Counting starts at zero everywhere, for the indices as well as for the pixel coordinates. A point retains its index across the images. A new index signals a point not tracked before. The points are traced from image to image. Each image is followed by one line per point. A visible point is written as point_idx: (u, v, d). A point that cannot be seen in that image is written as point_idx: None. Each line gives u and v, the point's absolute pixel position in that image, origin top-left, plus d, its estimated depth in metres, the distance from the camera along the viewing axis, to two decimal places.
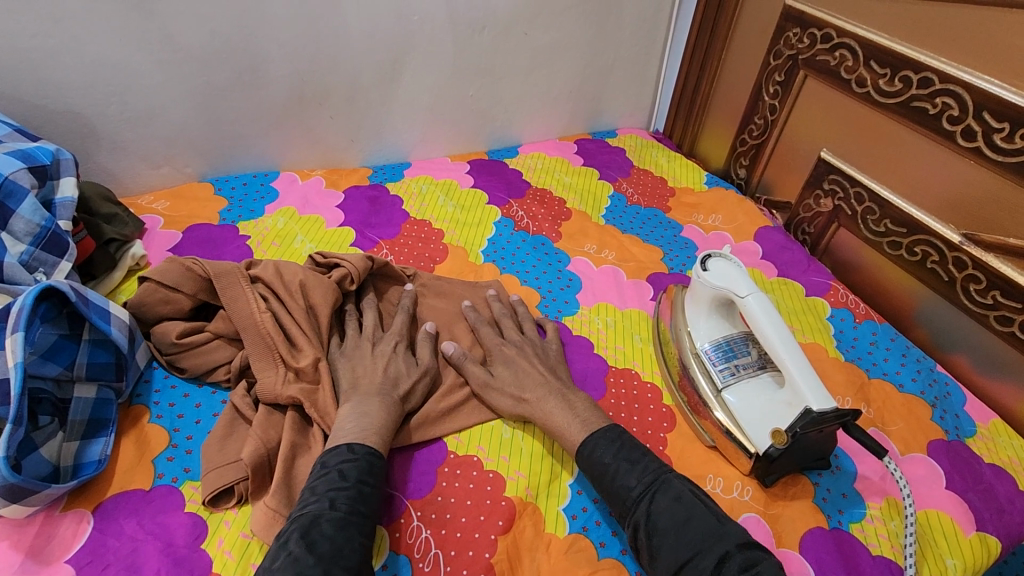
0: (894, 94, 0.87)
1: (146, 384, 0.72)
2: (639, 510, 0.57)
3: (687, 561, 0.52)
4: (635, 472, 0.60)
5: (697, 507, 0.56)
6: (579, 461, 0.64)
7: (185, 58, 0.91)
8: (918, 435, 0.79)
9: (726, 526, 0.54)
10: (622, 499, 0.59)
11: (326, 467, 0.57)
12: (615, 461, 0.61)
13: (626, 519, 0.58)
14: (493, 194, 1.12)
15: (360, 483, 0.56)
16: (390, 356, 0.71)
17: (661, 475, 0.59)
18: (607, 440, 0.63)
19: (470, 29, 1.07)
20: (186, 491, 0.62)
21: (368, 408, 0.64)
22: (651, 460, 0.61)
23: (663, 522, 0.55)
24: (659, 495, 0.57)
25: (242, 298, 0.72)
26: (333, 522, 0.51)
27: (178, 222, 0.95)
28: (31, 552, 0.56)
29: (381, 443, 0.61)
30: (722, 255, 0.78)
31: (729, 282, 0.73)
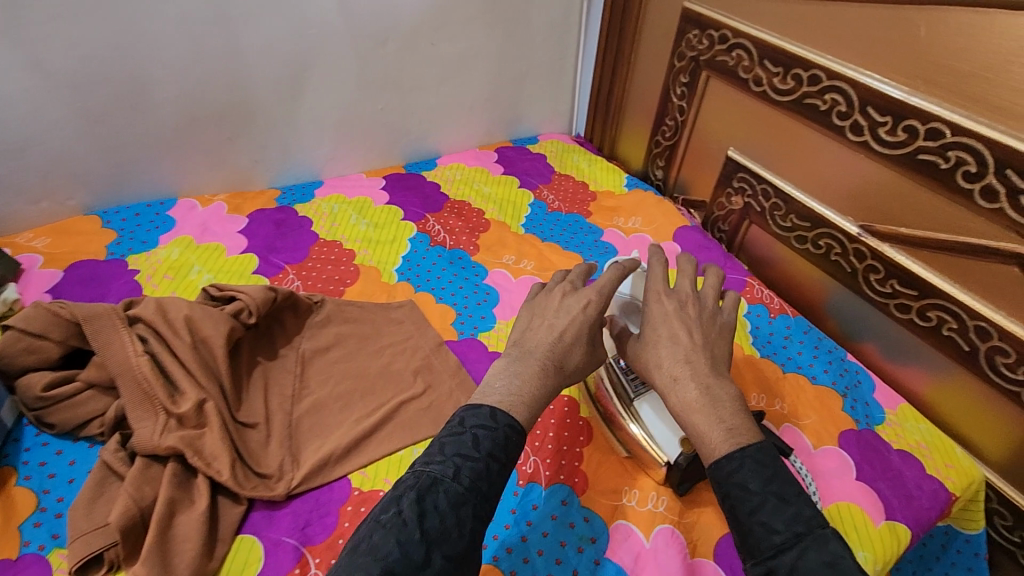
0: (787, 92, 0.88)
1: (13, 444, 0.66)
2: (780, 562, 0.43)
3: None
4: (784, 514, 0.45)
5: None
6: (710, 473, 0.50)
7: (55, 84, 0.85)
8: (830, 427, 0.80)
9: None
10: (758, 538, 0.45)
11: (463, 426, 0.49)
12: (763, 494, 0.46)
13: (755, 560, 0.45)
14: (408, 209, 1.09)
15: (491, 459, 0.47)
16: (577, 313, 0.59)
17: (818, 530, 0.44)
18: (756, 461, 0.48)
19: (371, 41, 1.04)
20: (53, 559, 0.57)
21: (524, 369, 0.55)
22: (806, 506, 0.45)
23: None
24: (811, 553, 0.43)
25: (118, 343, 0.66)
26: (450, 497, 0.44)
27: (60, 259, 0.88)
28: None
29: (528, 417, 0.52)
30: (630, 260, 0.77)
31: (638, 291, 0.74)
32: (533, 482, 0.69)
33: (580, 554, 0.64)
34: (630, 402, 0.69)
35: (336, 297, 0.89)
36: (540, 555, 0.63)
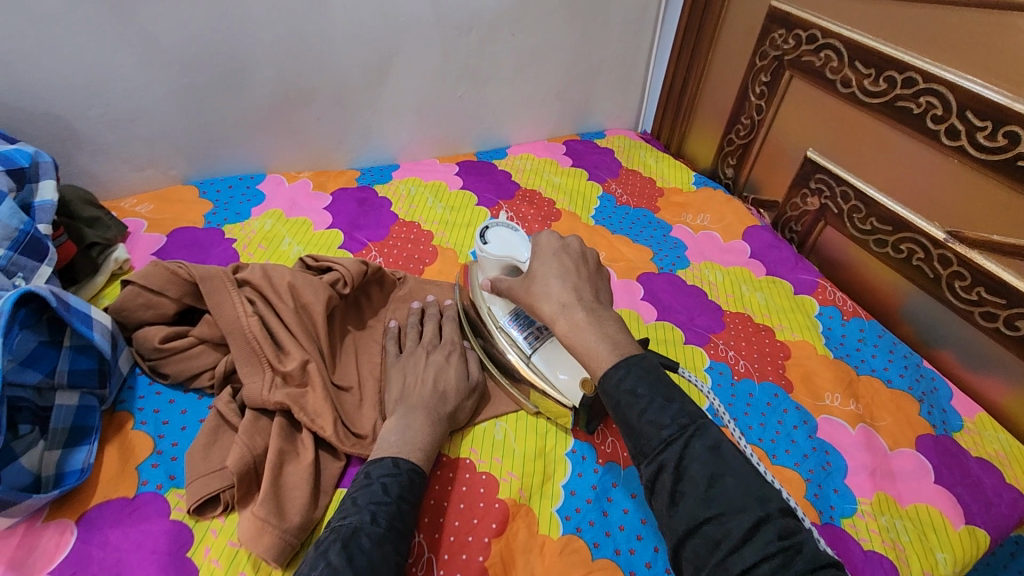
0: (878, 94, 0.88)
1: (130, 390, 0.70)
2: (669, 453, 0.47)
3: (715, 516, 0.44)
4: (669, 411, 0.49)
5: (737, 461, 0.47)
6: (601, 387, 0.52)
7: (167, 60, 0.89)
8: (906, 431, 0.80)
9: (768, 486, 0.46)
10: (648, 436, 0.48)
11: (370, 479, 0.57)
12: (650, 394, 0.49)
13: (647, 459, 0.48)
14: (482, 195, 1.12)
15: (401, 500, 0.56)
16: (441, 366, 0.71)
17: (700, 418, 0.49)
18: (642, 370, 0.51)
19: (456, 30, 1.06)
20: (171, 498, 0.61)
21: (411, 420, 0.64)
22: (688, 401, 0.50)
23: (695, 471, 0.46)
24: (694, 440, 0.47)
25: (230, 303, 0.70)
26: (372, 537, 0.51)
27: (162, 225, 0.93)
28: (12, 564, 0.54)
29: (424, 458, 0.61)
30: (503, 224, 0.77)
31: (510, 250, 0.72)
32: (612, 462, 0.71)
33: (660, 533, 0.65)
34: (529, 358, 0.72)
35: (417, 275, 0.92)
36: (621, 530, 0.65)
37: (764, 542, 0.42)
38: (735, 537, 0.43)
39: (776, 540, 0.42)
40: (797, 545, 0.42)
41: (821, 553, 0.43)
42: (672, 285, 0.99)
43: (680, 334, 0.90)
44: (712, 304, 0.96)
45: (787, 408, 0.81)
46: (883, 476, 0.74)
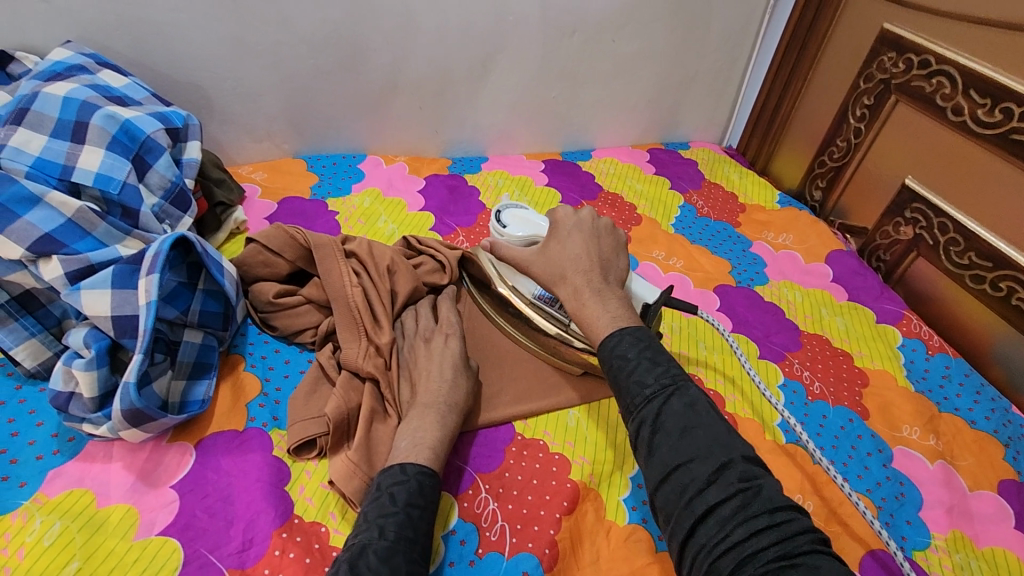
0: (993, 125, 0.85)
1: (242, 337, 0.77)
2: (649, 409, 0.50)
3: (684, 463, 0.47)
4: (654, 371, 0.52)
5: (710, 417, 0.49)
6: (600, 353, 0.57)
7: (298, 42, 0.97)
8: (989, 473, 0.77)
9: (735, 438, 0.48)
10: (632, 395, 0.52)
11: (379, 491, 0.55)
12: (639, 358, 0.53)
13: (632, 416, 0.52)
14: (566, 193, 1.15)
15: (409, 507, 0.54)
16: (443, 353, 0.70)
17: (683, 379, 0.52)
18: (637, 338, 0.56)
19: (560, 32, 1.10)
20: (274, 437, 0.67)
21: (423, 422, 0.63)
22: (673, 365, 0.53)
23: (671, 423, 0.49)
24: (674, 398, 0.50)
25: (338, 273, 0.75)
26: (380, 553, 0.49)
27: (274, 193, 1.01)
28: (142, 475, 0.62)
29: (433, 459, 0.59)
30: (512, 207, 0.82)
31: (529, 229, 0.78)
32: None
33: None
34: (567, 325, 0.75)
35: None
36: None
37: (725, 485, 0.45)
38: (700, 480, 0.45)
39: (736, 483, 0.45)
40: (753, 487, 0.44)
41: (778, 496, 0.44)
42: (749, 300, 0.99)
43: (755, 348, 0.90)
44: (789, 323, 0.96)
45: (861, 435, 0.80)
46: (961, 514, 0.73)
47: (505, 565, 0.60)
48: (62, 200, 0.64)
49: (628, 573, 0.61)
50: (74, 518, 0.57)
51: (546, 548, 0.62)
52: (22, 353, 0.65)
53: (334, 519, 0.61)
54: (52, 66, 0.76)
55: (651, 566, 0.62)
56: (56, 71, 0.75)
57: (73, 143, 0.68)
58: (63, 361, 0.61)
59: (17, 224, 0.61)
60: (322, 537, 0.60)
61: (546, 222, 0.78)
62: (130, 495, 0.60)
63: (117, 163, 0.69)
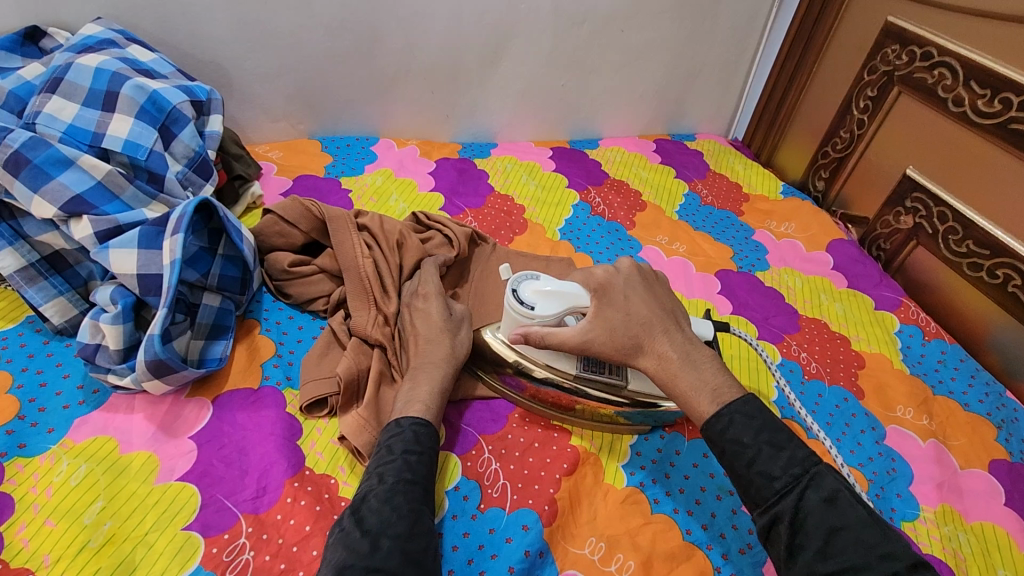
0: (992, 115, 0.87)
1: (257, 303, 0.80)
2: (783, 505, 0.49)
3: (837, 573, 0.46)
4: (779, 459, 0.51)
5: (855, 512, 0.48)
6: (704, 433, 0.55)
7: (316, 24, 1.00)
8: (980, 452, 0.79)
9: (890, 540, 0.46)
10: (759, 486, 0.51)
11: (378, 446, 0.58)
12: (757, 444, 0.52)
13: (761, 510, 0.51)
14: (573, 179, 1.18)
15: (406, 454, 0.56)
16: (423, 313, 0.72)
17: (814, 467, 0.50)
18: (745, 415, 0.53)
19: (570, 21, 1.13)
20: (287, 395, 0.70)
21: (413, 393, 0.63)
22: (798, 448, 0.51)
23: (813, 525, 0.48)
24: (810, 491, 0.49)
25: (350, 245, 0.78)
26: (379, 497, 0.52)
27: (289, 170, 1.04)
28: (162, 425, 0.65)
29: (423, 411, 0.62)
30: (524, 276, 0.69)
31: (557, 293, 0.64)
32: (676, 432, 0.74)
33: (718, 501, 0.68)
34: (622, 388, 0.70)
35: (507, 243, 0.99)
36: (681, 492, 0.68)
37: None
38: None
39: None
40: None
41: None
42: (750, 284, 1.01)
43: (754, 329, 0.93)
44: (788, 307, 0.98)
45: (855, 413, 0.82)
46: (950, 490, 0.75)
47: (506, 519, 0.63)
48: (93, 163, 0.67)
49: (623, 532, 0.64)
50: (99, 461, 0.61)
51: (546, 506, 0.64)
52: (51, 310, 0.69)
53: (343, 472, 0.64)
54: (83, 40, 0.80)
55: (646, 526, 0.64)
56: (88, 44, 0.79)
57: (103, 112, 0.72)
58: (91, 315, 0.64)
59: (51, 184, 0.65)
60: (332, 488, 0.63)
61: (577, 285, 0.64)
62: (151, 443, 0.63)
63: (144, 131, 0.72)
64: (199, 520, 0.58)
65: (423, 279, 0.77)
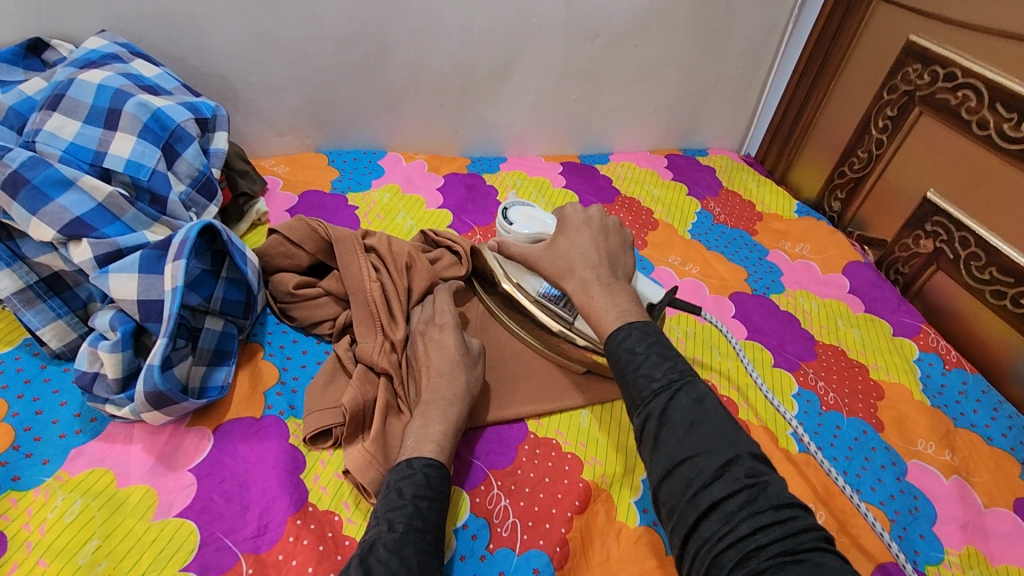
0: (1018, 139, 0.85)
1: (261, 326, 0.78)
2: (654, 403, 0.49)
3: (689, 457, 0.46)
4: (662, 366, 0.51)
5: (718, 414, 0.49)
6: (605, 347, 0.56)
7: (325, 37, 0.98)
8: (1004, 490, 0.76)
9: (740, 432, 0.48)
10: (639, 388, 0.51)
11: (387, 487, 0.56)
12: (647, 352, 0.52)
13: (637, 410, 0.51)
14: (583, 196, 1.16)
15: (417, 499, 0.54)
16: (438, 345, 0.70)
17: (689, 375, 0.51)
18: (644, 333, 0.54)
19: (583, 35, 1.11)
20: (290, 425, 0.68)
21: (426, 429, 0.62)
22: (681, 359, 0.52)
23: (677, 418, 0.48)
24: (681, 393, 0.50)
25: (357, 268, 0.75)
26: (388, 545, 0.50)
27: (295, 186, 1.02)
28: (161, 457, 0.63)
29: (437, 451, 0.60)
30: (518, 203, 0.79)
31: (535, 226, 0.75)
32: None
33: None
34: (572, 323, 0.75)
35: None
36: None
37: (732, 480, 0.44)
38: (706, 476, 0.45)
39: (743, 478, 0.44)
40: (761, 484, 0.44)
41: (785, 493, 0.44)
42: (765, 308, 0.99)
43: (770, 356, 0.90)
44: (804, 333, 0.95)
45: (875, 447, 0.79)
46: (975, 531, 0.72)
47: (516, 561, 0.60)
48: (94, 184, 0.65)
49: (637, 575, 0.61)
50: (95, 496, 0.59)
51: (557, 546, 0.62)
52: (49, 333, 0.67)
53: (348, 509, 0.62)
54: (87, 54, 0.78)
55: (661, 569, 0.62)
56: (91, 59, 0.77)
57: (105, 130, 0.70)
58: (89, 342, 0.62)
59: (50, 207, 0.63)
60: (336, 526, 0.60)
61: (554, 221, 0.76)
62: (149, 476, 0.61)
63: (148, 151, 0.71)
64: (197, 560, 0.56)
65: (436, 307, 0.75)
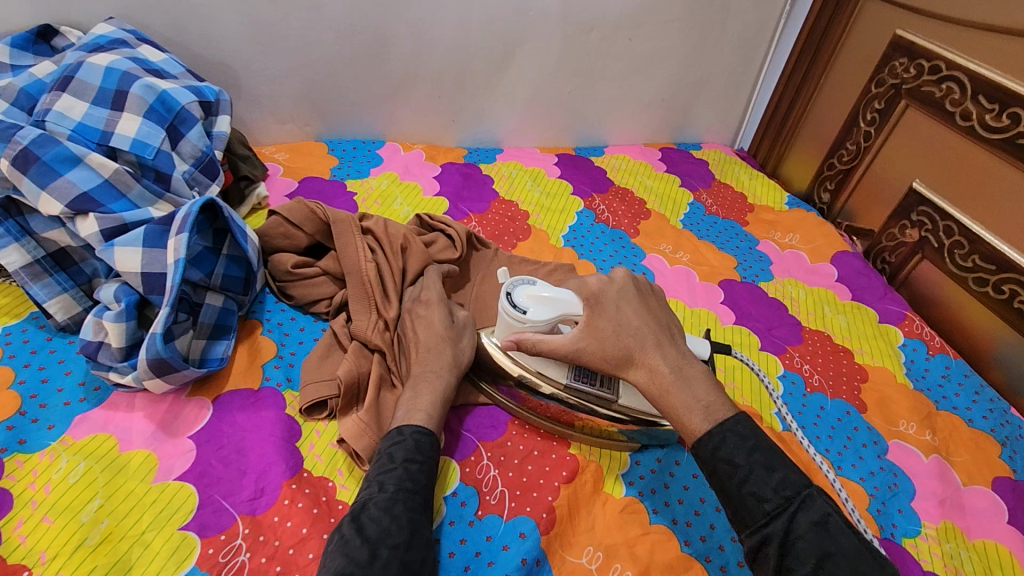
0: (1000, 129, 0.87)
1: (260, 304, 0.80)
2: (773, 526, 0.48)
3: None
4: (772, 481, 0.50)
5: (846, 538, 0.47)
6: (696, 453, 0.53)
7: (326, 28, 1.01)
8: (983, 469, 0.78)
9: (880, 566, 0.45)
10: (750, 508, 0.50)
11: (379, 452, 0.58)
12: (750, 464, 0.50)
13: (750, 530, 0.50)
14: (577, 186, 1.18)
15: (407, 462, 0.56)
16: (428, 320, 0.72)
17: (808, 489, 0.49)
18: (740, 437, 0.52)
19: (579, 29, 1.13)
20: (287, 396, 0.70)
21: (418, 399, 0.64)
22: (792, 470, 0.50)
23: (804, 549, 0.47)
24: (800, 514, 0.48)
25: (352, 248, 0.78)
26: (380, 505, 0.52)
27: (295, 172, 1.05)
28: (161, 424, 0.65)
29: (428, 420, 0.62)
30: (520, 280, 0.67)
31: (557, 303, 0.63)
32: (676, 442, 0.74)
33: (716, 512, 0.67)
34: (612, 403, 0.67)
35: (510, 249, 0.99)
36: (680, 503, 0.68)
37: None
38: None
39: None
40: None
41: None
42: (754, 295, 1.01)
43: (756, 340, 0.92)
44: (792, 318, 0.97)
45: (858, 426, 0.81)
46: (953, 507, 0.74)
47: (503, 526, 0.63)
48: (100, 161, 0.68)
49: (621, 541, 0.63)
50: (98, 458, 0.61)
51: (544, 514, 0.64)
52: (55, 306, 0.69)
53: (341, 475, 0.64)
54: (95, 39, 0.80)
55: (644, 536, 0.64)
56: (99, 44, 0.80)
57: (112, 111, 0.72)
58: (94, 313, 0.65)
59: (58, 182, 0.65)
60: (330, 491, 0.62)
61: (573, 295, 0.63)
62: (150, 442, 0.63)
63: (152, 131, 0.73)
64: (196, 520, 0.58)
65: (429, 285, 0.77)
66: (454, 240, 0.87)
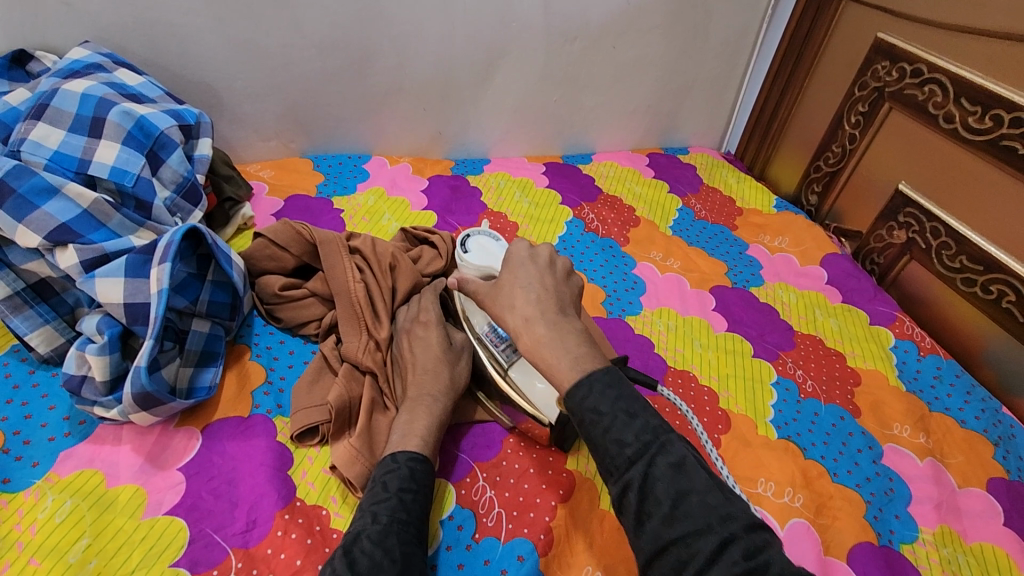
0: (982, 131, 0.87)
1: (248, 328, 0.79)
2: (634, 472, 0.44)
3: (681, 538, 0.41)
4: (632, 426, 0.46)
5: (699, 476, 0.44)
6: (565, 403, 0.49)
7: (307, 45, 1.00)
8: (978, 470, 0.78)
9: (731, 502, 0.43)
10: (612, 455, 0.46)
11: (371, 481, 0.57)
12: (614, 411, 0.46)
13: (613, 479, 0.45)
14: (566, 195, 1.18)
15: (401, 491, 0.55)
16: (427, 344, 0.71)
17: (668, 432, 0.46)
18: (605, 383, 0.48)
19: (562, 38, 1.13)
20: (278, 423, 0.69)
21: (411, 424, 0.63)
22: (652, 415, 0.47)
23: (661, 491, 0.43)
24: (659, 458, 0.44)
25: (341, 269, 0.77)
26: (373, 537, 0.51)
27: (281, 190, 1.04)
28: (149, 457, 0.64)
29: (423, 447, 0.61)
30: (485, 233, 0.80)
31: (489, 259, 0.76)
32: None
33: None
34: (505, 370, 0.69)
35: None
36: None
37: (729, 566, 0.39)
38: (700, 560, 0.40)
39: (742, 562, 0.39)
40: (761, 567, 0.39)
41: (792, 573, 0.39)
42: (745, 300, 1.01)
43: (749, 347, 0.92)
44: (783, 323, 0.98)
45: (852, 432, 0.81)
46: (948, 510, 0.74)
47: (500, 549, 0.62)
48: (78, 191, 0.67)
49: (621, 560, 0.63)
50: (85, 496, 0.60)
51: (542, 534, 0.63)
52: (37, 339, 0.68)
53: (335, 503, 0.63)
54: (70, 64, 0.79)
55: None
56: (75, 69, 0.78)
57: (90, 138, 0.71)
58: (77, 346, 0.64)
59: (35, 214, 0.64)
60: (323, 519, 0.62)
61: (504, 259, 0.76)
62: (139, 476, 0.62)
63: (132, 158, 0.72)
64: (187, 556, 0.57)
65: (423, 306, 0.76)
66: (442, 252, 0.86)
